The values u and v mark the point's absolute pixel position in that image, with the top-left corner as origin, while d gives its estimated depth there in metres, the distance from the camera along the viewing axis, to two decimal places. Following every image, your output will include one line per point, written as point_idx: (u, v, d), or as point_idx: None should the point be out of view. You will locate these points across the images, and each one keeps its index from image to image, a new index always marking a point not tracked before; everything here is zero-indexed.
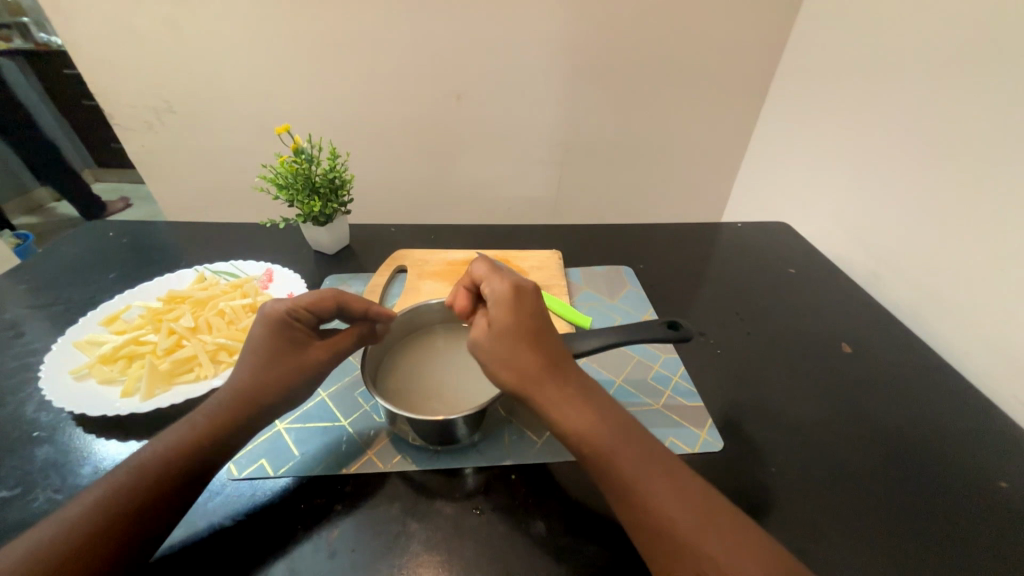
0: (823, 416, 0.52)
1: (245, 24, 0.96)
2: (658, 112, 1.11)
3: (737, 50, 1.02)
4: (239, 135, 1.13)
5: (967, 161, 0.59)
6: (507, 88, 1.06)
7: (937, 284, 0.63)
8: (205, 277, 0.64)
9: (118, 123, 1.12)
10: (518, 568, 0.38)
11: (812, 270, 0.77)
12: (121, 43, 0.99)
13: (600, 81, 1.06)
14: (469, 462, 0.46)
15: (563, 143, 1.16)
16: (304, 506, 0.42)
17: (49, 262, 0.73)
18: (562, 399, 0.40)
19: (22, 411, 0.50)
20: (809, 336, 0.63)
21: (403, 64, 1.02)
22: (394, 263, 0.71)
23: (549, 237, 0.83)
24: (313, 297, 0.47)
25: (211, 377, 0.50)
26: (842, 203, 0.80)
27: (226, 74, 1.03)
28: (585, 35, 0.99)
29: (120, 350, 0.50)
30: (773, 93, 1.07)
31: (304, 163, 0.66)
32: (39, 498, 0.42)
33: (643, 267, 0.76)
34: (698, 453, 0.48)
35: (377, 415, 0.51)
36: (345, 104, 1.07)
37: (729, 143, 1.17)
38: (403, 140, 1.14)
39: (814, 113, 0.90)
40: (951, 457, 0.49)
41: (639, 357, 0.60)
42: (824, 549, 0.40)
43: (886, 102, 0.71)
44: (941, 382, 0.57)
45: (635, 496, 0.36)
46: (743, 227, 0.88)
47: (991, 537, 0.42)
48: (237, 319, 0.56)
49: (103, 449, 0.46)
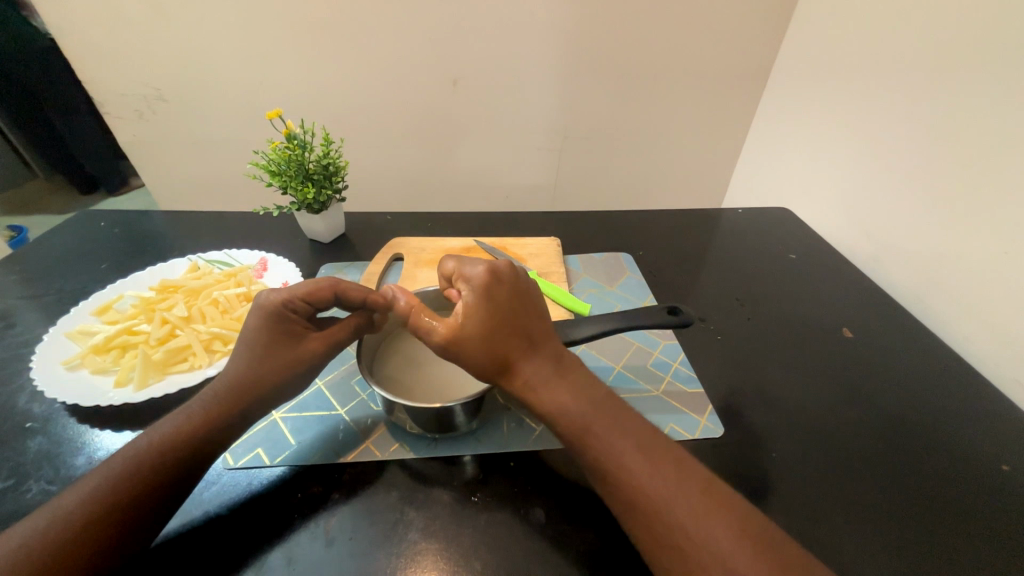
0: (824, 401, 0.52)
1: (233, 9, 0.94)
2: (657, 97, 1.09)
3: (738, 32, 1.00)
4: (232, 123, 1.12)
5: (970, 142, 0.57)
6: (502, 74, 1.04)
7: (939, 267, 0.62)
8: (199, 267, 0.63)
9: (108, 112, 1.10)
10: (516, 555, 0.38)
11: (812, 256, 0.77)
12: (107, 29, 0.97)
13: (598, 65, 1.04)
14: (466, 450, 0.45)
15: (561, 130, 1.14)
16: (300, 495, 0.41)
17: (39, 253, 0.72)
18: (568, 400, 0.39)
19: (14, 402, 0.49)
20: (808, 321, 0.63)
21: (397, 49, 1.00)
22: (391, 251, 0.70)
23: (548, 224, 0.82)
24: (310, 287, 0.45)
25: (205, 366, 0.49)
26: (843, 187, 0.79)
27: (215, 60, 1.01)
28: (583, 18, 0.97)
29: (113, 340, 0.50)
30: (774, 77, 1.05)
31: (296, 150, 0.64)
32: (33, 489, 0.41)
33: (642, 253, 0.76)
34: (698, 439, 0.47)
35: (375, 403, 0.50)
36: (339, 91, 1.05)
37: (729, 129, 1.15)
38: (397, 128, 1.12)
39: (815, 96, 0.89)
40: (953, 441, 0.48)
41: (638, 344, 0.59)
42: (825, 532, 0.40)
43: (889, 82, 0.69)
44: (941, 367, 0.57)
45: (632, 486, 0.35)
46: (743, 212, 0.87)
47: (988, 521, 0.42)
48: (231, 309, 0.55)
49: (97, 440, 0.45)
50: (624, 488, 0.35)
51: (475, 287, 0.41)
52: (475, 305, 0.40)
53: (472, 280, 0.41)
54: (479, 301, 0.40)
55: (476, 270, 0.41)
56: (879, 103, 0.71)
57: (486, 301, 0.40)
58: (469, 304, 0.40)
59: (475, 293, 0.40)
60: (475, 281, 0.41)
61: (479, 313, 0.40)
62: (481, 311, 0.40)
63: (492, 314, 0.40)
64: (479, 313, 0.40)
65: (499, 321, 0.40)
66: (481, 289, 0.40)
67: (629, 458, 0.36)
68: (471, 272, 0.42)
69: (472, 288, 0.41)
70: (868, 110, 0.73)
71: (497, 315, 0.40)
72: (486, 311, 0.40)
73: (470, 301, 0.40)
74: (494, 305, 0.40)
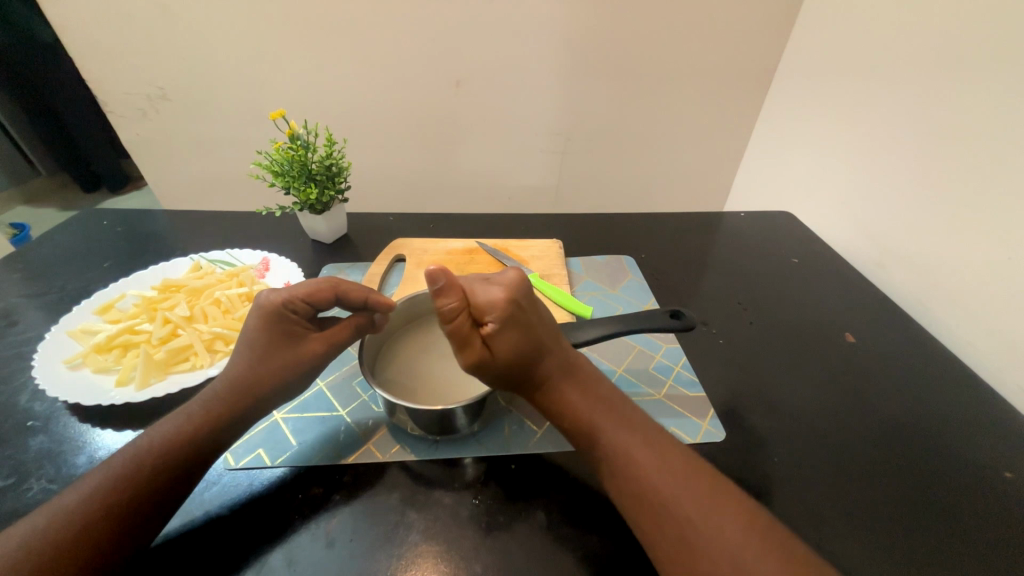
0: (827, 406, 0.52)
1: (237, 9, 0.94)
2: (659, 100, 1.09)
3: (741, 35, 1.00)
4: (236, 122, 1.12)
5: (973, 149, 0.57)
6: (505, 76, 1.04)
7: (941, 273, 0.62)
8: (201, 266, 0.63)
9: (112, 110, 1.10)
10: (517, 558, 0.38)
11: (814, 260, 0.77)
12: (111, 28, 0.97)
13: (600, 67, 1.04)
14: (467, 452, 0.45)
15: (563, 131, 1.14)
16: (302, 496, 0.41)
17: (41, 250, 0.72)
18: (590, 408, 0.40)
19: (16, 400, 0.49)
20: (810, 325, 0.63)
21: (401, 50, 1.00)
22: (393, 252, 0.70)
23: (549, 226, 0.82)
24: (310, 287, 0.45)
25: (207, 366, 0.49)
26: (845, 191, 0.79)
27: (219, 60, 1.01)
28: (586, 19, 0.97)
29: (115, 339, 0.50)
30: (776, 81, 1.05)
31: (300, 150, 0.64)
32: (34, 488, 0.41)
33: (644, 256, 0.76)
34: (699, 443, 0.47)
35: (376, 404, 0.50)
36: (342, 91, 1.06)
37: (731, 132, 1.15)
38: (400, 130, 1.13)
39: (818, 100, 0.89)
40: (958, 448, 0.48)
41: (639, 347, 0.59)
42: (827, 538, 0.40)
43: (892, 87, 0.69)
44: (942, 372, 0.57)
45: (622, 461, 0.37)
46: (745, 216, 0.86)
47: (992, 530, 0.41)
48: (233, 309, 0.55)
49: (99, 439, 0.45)
50: (612, 462, 0.37)
51: (499, 312, 0.39)
52: (509, 325, 0.39)
53: (493, 303, 0.39)
54: (512, 322, 0.39)
55: (491, 291, 0.40)
56: (882, 106, 0.71)
57: (516, 322, 0.39)
58: (503, 325, 0.39)
59: (502, 317, 0.39)
60: (499, 302, 0.39)
61: (512, 334, 0.39)
62: (513, 331, 0.39)
63: (519, 335, 0.39)
64: (512, 333, 0.39)
65: (525, 342, 0.40)
66: (511, 311, 0.39)
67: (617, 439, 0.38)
68: (488, 294, 0.40)
69: (502, 308, 0.39)
70: (871, 114, 0.73)
71: (526, 334, 0.40)
72: (517, 331, 0.39)
73: (504, 322, 0.39)
74: (519, 327, 0.39)
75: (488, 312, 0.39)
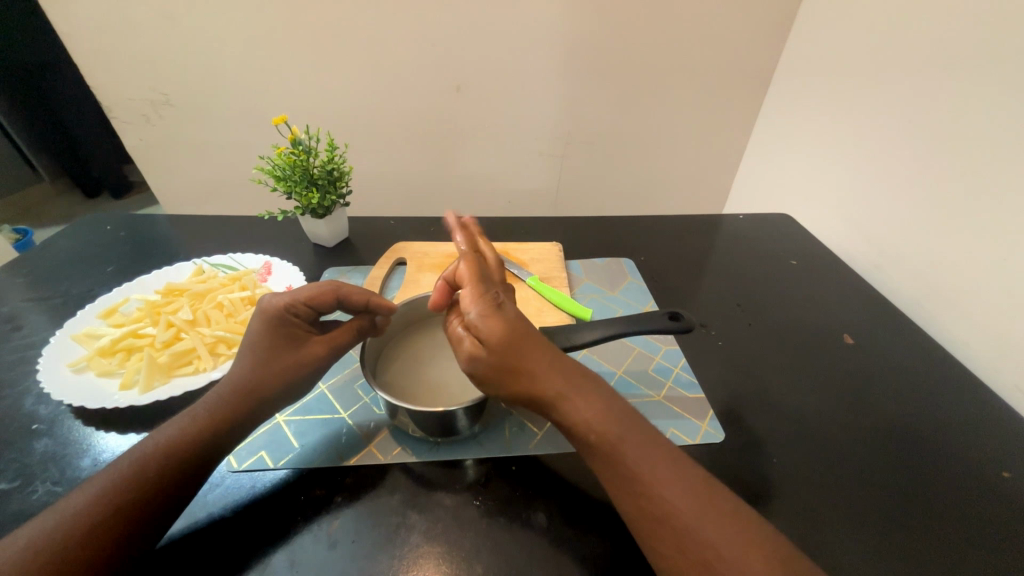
0: (825, 406, 0.52)
1: (240, 15, 0.95)
2: (658, 104, 1.10)
3: (739, 40, 1.01)
4: (238, 127, 1.13)
5: (969, 152, 0.58)
6: (505, 80, 1.05)
7: (937, 275, 0.62)
8: (204, 270, 0.64)
9: (116, 116, 1.11)
10: (518, 560, 0.38)
11: (813, 262, 0.77)
12: (116, 35, 0.98)
13: (600, 72, 1.05)
14: (467, 454, 0.45)
15: (563, 135, 1.15)
16: (304, 497, 0.42)
17: (47, 254, 0.73)
18: (589, 410, 0.38)
19: (21, 403, 0.49)
20: (808, 327, 0.63)
21: (403, 56, 1.01)
22: (393, 255, 0.71)
23: (549, 229, 0.83)
24: (312, 290, 0.46)
25: (210, 369, 0.49)
26: (841, 193, 0.79)
27: (223, 66, 1.02)
28: (586, 25, 0.98)
29: (119, 343, 0.50)
30: (774, 85, 1.06)
31: (302, 155, 0.65)
32: (39, 490, 0.42)
33: (644, 258, 0.76)
34: (698, 444, 0.47)
35: (377, 406, 0.50)
36: (344, 97, 1.06)
37: (729, 136, 1.16)
38: (401, 134, 1.13)
39: (814, 104, 0.90)
40: (957, 448, 0.48)
41: (639, 349, 0.59)
42: (825, 540, 0.40)
43: (889, 91, 0.70)
44: (939, 373, 0.57)
45: (600, 434, 0.37)
46: (743, 219, 0.87)
47: (991, 529, 0.42)
48: (236, 312, 0.55)
49: (102, 441, 0.46)
50: (592, 435, 0.37)
51: (479, 309, 0.40)
52: (491, 319, 0.40)
53: (473, 302, 0.41)
54: (493, 315, 0.40)
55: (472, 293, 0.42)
56: (881, 109, 0.71)
57: (500, 318, 0.40)
58: (481, 313, 0.40)
59: (483, 312, 0.40)
60: (479, 301, 0.41)
61: (493, 326, 0.39)
62: (495, 322, 0.40)
63: (502, 331, 0.39)
64: (490, 319, 0.40)
65: (512, 340, 0.39)
66: (490, 304, 0.41)
67: (584, 408, 0.38)
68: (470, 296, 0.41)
69: (483, 305, 0.40)
70: (870, 115, 0.74)
71: (505, 324, 0.40)
72: (498, 324, 0.39)
73: (484, 315, 0.40)
74: (503, 323, 0.40)
75: (470, 293, 0.42)
